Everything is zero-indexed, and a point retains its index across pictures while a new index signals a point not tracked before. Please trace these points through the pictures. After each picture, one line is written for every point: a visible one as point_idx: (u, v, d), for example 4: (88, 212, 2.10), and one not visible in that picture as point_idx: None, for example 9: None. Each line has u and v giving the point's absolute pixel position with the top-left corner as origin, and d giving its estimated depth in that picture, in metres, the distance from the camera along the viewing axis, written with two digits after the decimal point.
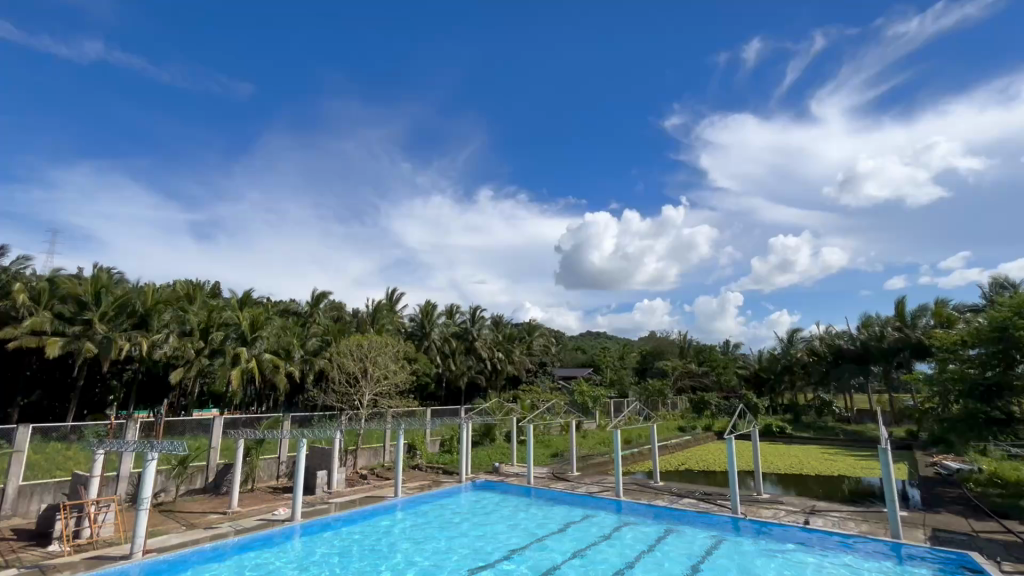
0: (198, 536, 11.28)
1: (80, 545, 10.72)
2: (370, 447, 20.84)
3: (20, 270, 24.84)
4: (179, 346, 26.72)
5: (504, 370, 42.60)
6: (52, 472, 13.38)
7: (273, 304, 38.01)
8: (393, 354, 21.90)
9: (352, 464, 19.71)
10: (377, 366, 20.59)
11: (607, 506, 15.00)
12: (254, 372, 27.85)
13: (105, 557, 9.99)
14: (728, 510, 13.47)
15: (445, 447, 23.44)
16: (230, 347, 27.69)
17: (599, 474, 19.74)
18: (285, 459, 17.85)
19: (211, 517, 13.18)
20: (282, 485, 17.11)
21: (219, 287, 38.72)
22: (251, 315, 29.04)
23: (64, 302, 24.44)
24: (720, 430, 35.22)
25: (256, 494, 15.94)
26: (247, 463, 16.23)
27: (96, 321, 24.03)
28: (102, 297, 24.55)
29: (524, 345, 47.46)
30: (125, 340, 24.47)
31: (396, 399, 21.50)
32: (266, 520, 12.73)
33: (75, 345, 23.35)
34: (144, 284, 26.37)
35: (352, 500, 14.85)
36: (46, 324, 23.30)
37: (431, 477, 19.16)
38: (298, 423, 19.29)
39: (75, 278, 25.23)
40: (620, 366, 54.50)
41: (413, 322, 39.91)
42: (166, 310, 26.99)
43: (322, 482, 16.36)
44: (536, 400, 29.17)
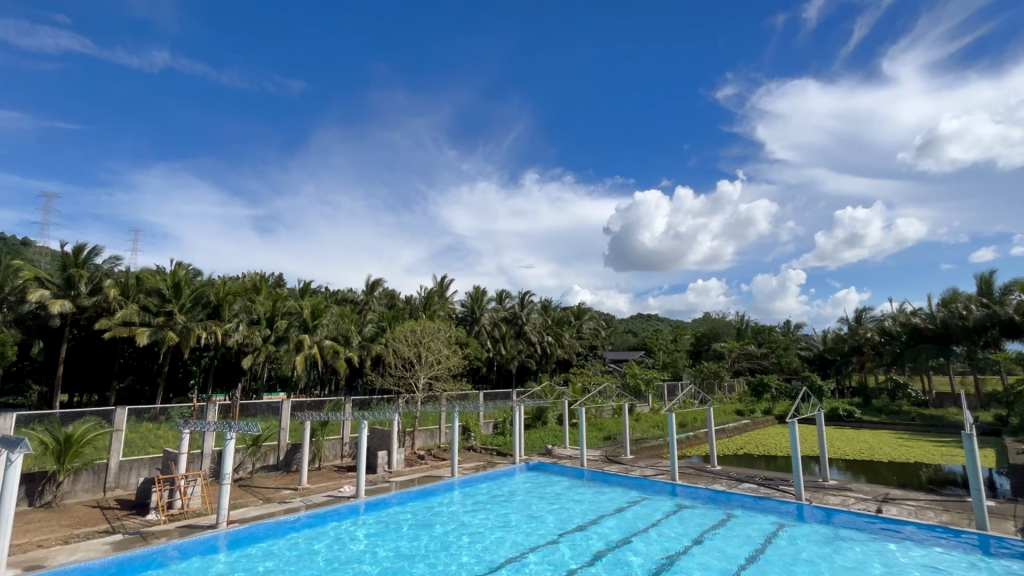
0: (274, 510, 12.18)
1: (173, 514, 11.86)
2: (426, 428, 21.60)
3: (112, 267, 27.05)
4: (248, 335, 28.54)
5: (555, 353, 42.69)
6: (147, 449, 14.77)
7: (331, 293, 39.73)
8: (445, 339, 22.44)
9: (410, 445, 20.51)
10: (430, 351, 21.22)
11: (662, 489, 14.84)
12: (316, 357, 29.38)
13: (195, 526, 10.99)
14: (791, 496, 12.96)
15: (498, 429, 23.87)
16: (294, 335, 29.32)
17: (653, 458, 19.55)
18: (348, 440, 18.80)
19: (284, 492, 14.18)
20: (346, 464, 18.09)
21: (282, 278, 40.95)
22: (312, 304, 30.66)
23: (149, 296, 26.49)
24: (782, 415, 33.87)
25: (323, 472, 16.92)
26: (314, 443, 17.28)
27: (176, 313, 26.06)
28: (180, 290, 26.59)
29: (574, 328, 47.16)
30: (201, 328, 26.46)
31: (450, 383, 22.10)
32: (333, 496, 13.53)
33: (160, 335, 25.38)
34: (216, 277, 28.33)
35: (412, 480, 15.52)
36: (134, 315, 25.35)
37: (485, 458, 19.60)
38: (359, 406, 20.23)
39: (157, 273, 27.31)
40: (674, 349, 53.27)
41: (464, 308, 40.62)
42: (236, 300, 28.89)
43: (382, 462, 17.11)
44: (588, 383, 29.10)
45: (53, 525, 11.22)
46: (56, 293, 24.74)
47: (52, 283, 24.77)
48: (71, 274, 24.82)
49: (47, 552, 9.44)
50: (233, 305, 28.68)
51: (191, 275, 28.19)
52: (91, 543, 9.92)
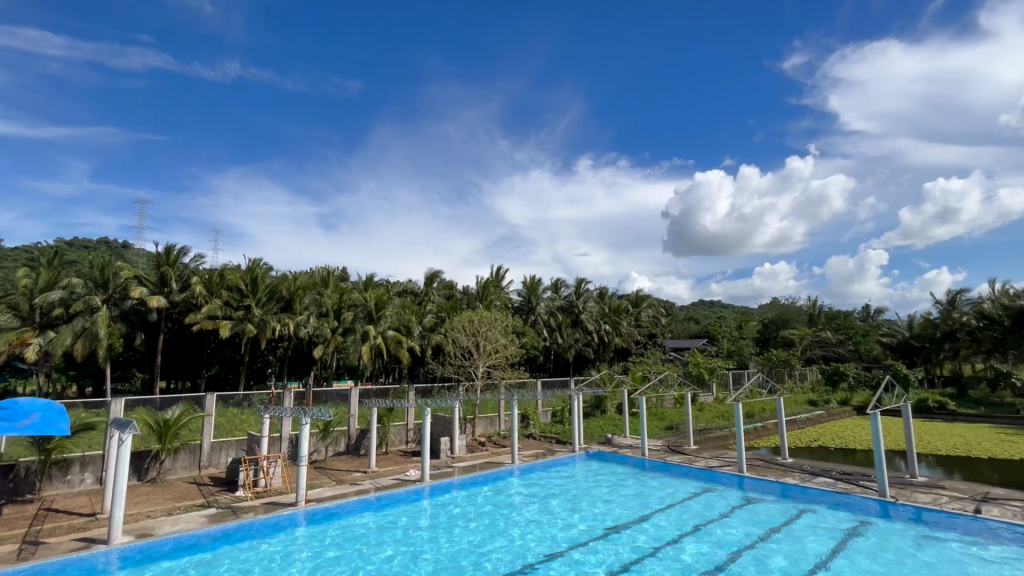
0: (346, 491, 12.94)
1: (258, 492, 12.89)
2: (486, 416, 22.02)
3: (198, 265, 29.44)
4: (317, 327, 30.28)
5: (612, 342, 42.12)
6: (234, 432, 16.03)
7: (392, 285, 41.20)
8: (502, 329, 22.68)
9: (471, 432, 21.03)
10: (488, 340, 21.58)
11: (729, 481, 14.35)
12: (381, 347, 30.66)
13: (277, 503, 11.88)
14: (874, 493, 12.09)
15: (556, 418, 23.95)
16: (360, 326, 30.71)
17: (719, 449, 18.87)
18: (413, 427, 19.52)
19: (355, 475, 15.01)
20: (411, 449, 18.82)
21: (346, 272, 42.95)
22: (375, 296, 32.02)
23: (230, 291, 28.64)
24: (861, 406, 31.61)
25: (390, 456, 17.69)
26: (381, 429, 18.12)
27: (253, 307, 28.17)
28: (256, 284, 28.64)
29: (632, 316, 46.10)
30: (276, 321, 28.43)
31: (509, 371, 22.34)
32: (400, 480, 14.17)
33: (240, 327, 27.54)
34: (287, 273, 30.26)
35: (473, 466, 15.93)
36: (217, 309, 27.52)
37: (545, 446, 19.73)
38: (422, 394, 20.93)
39: (237, 270, 29.39)
40: (739, 337, 51.03)
41: (520, 298, 40.82)
42: (306, 294, 30.60)
43: (445, 448, 17.66)
44: (648, 372, 28.51)
45: (157, 498, 12.52)
46: (153, 289, 27.29)
47: (149, 281, 27.31)
48: (164, 272, 27.25)
49: (154, 522, 10.57)
50: (303, 298, 30.39)
51: (266, 271, 30.24)
52: (191, 515, 11.00)
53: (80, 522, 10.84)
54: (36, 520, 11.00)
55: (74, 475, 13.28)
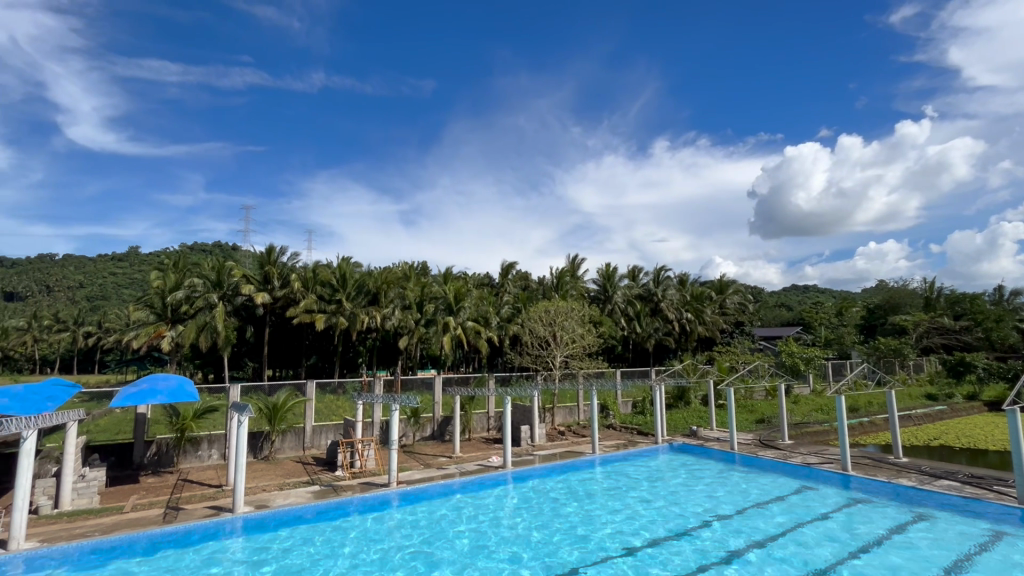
0: (434, 475, 13.60)
1: (355, 472, 13.91)
2: (565, 405, 22.03)
3: (295, 263, 32.06)
4: (402, 319, 31.84)
5: (695, 331, 40.29)
6: (331, 416, 17.34)
7: (470, 278, 42.29)
8: (579, 318, 22.52)
9: (551, 421, 21.18)
10: (565, 330, 21.52)
11: (830, 480, 13.26)
12: (461, 337, 31.66)
13: (372, 483, 12.78)
14: (1012, 500, 10.60)
15: (637, 408, 23.44)
16: (441, 317, 31.87)
17: (818, 445, 17.49)
18: (494, 414, 20.01)
19: (441, 459, 15.70)
20: (493, 437, 19.33)
21: (426, 266, 44.72)
22: (455, 288, 33.05)
23: (323, 285, 30.93)
24: (992, 401, 27.78)
25: (473, 443, 18.29)
26: (464, 416, 18.79)
27: (344, 301, 30.30)
28: (346, 280, 30.85)
29: (717, 304, 43.67)
30: (365, 314, 30.38)
31: (587, 361, 22.19)
32: (484, 465, 14.63)
33: (333, 320, 29.77)
34: (374, 269, 32.16)
35: (554, 454, 16.06)
36: (314, 304, 29.90)
37: (626, 437, 19.39)
38: (501, 383, 21.37)
39: (328, 267, 31.68)
40: (839, 325, 46.74)
41: (596, 287, 40.20)
42: (391, 288, 32.26)
43: (526, 436, 17.94)
44: (735, 362, 26.98)
45: (271, 474, 13.94)
46: (258, 286, 30.20)
47: (255, 279, 30.25)
48: (267, 270, 30.14)
49: (269, 496, 11.80)
50: (388, 292, 32.04)
51: (354, 267, 32.32)
52: (299, 491, 12.15)
53: (209, 492, 12.34)
54: (175, 489, 12.68)
55: (203, 451, 15.09)
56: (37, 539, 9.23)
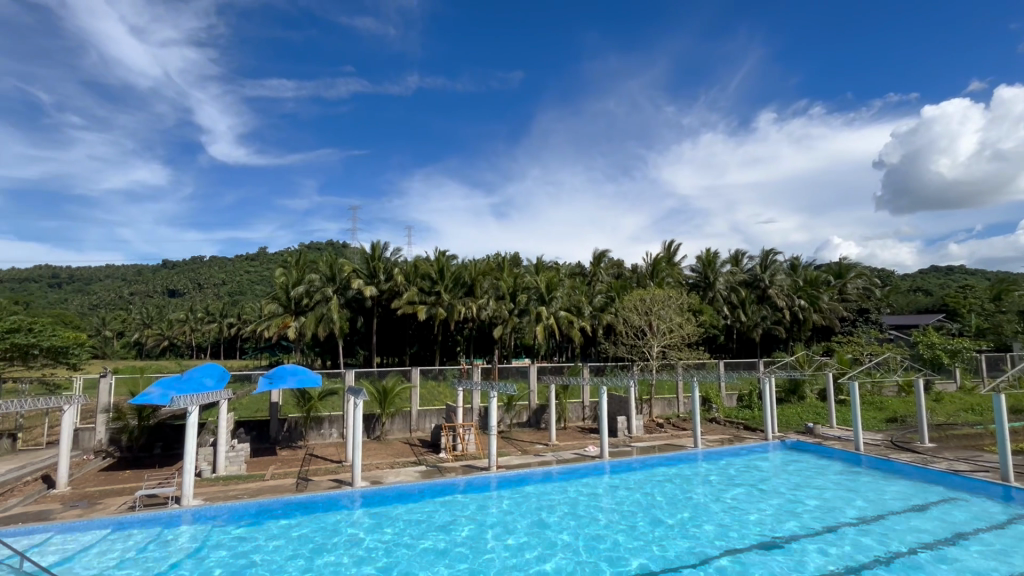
0: (532, 461, 13.91)
1: (457, 455, 14.66)
2: (663, 397, 21.30)
3: (398, 257, 34.25)
4: (497, 309, 32.57)
5: (810, 319, 36.71)
6: (434, 401, 18.39)
7: (562, 267, 42.22)
8: (677, 307, 21.59)
9: (648, 413, 20.59)
10: (662, 319, 20.77)
11: (986, 491, 11.46)
12: (553, 327, 31.77)
13: (473, 467, 13.40)
14: None
15: (743, 402, 22.00)
16: (534, 307, 32.20)
17: (968, 449, 15.18)
18: (589, 404, 19.92)
19: (538, 446, 15.99)
20: (588, 426, 19.27)
21: (518, 257, 45.47)
22: (546, 278, 33.20)
23: (423, 279, 32.79)
24: None
25: (569, 432, 18.39)
26: (559, 405, 18.94)
27: (443, 293, 31.83)
28: (443, 272, 32.36)
29: (836, 289, 39.32)
30: (462, 305, 31.67)
31: (686, 351, 21.25)
32: (580, 454, 14.68)
33: (433, 311, 31.38)
34: (468, 261, 33.37)
35: (653, 447, 15.65)
36: (415, 296, 31.73)
37: (731, 432, 18.31)
38: (596, 372, 21.19)
39: (427, 261, 33.46)
40: (996, 312, 39.80)
41: (695, 274, 38.10)
42: (484, 279, 33.20)
43: (622, 427, 17.64)
44: (860, 353, 24.16)
45: (383, 453, 15.15)
46: (366, 280, 32.75)
47: (364, 273, 32.82)
48: (374, 266, 32.64)
49: (382, 472, 12.88)
50: (483, 283, 33.10)
51: (450, 260, 33.78)
52: (408, 470, 13.10)
53: (332, 466, 13.73)
54: (304, 462, 14.29)
55: (325, 429, 16.79)
56: (202, 497, 10.99)
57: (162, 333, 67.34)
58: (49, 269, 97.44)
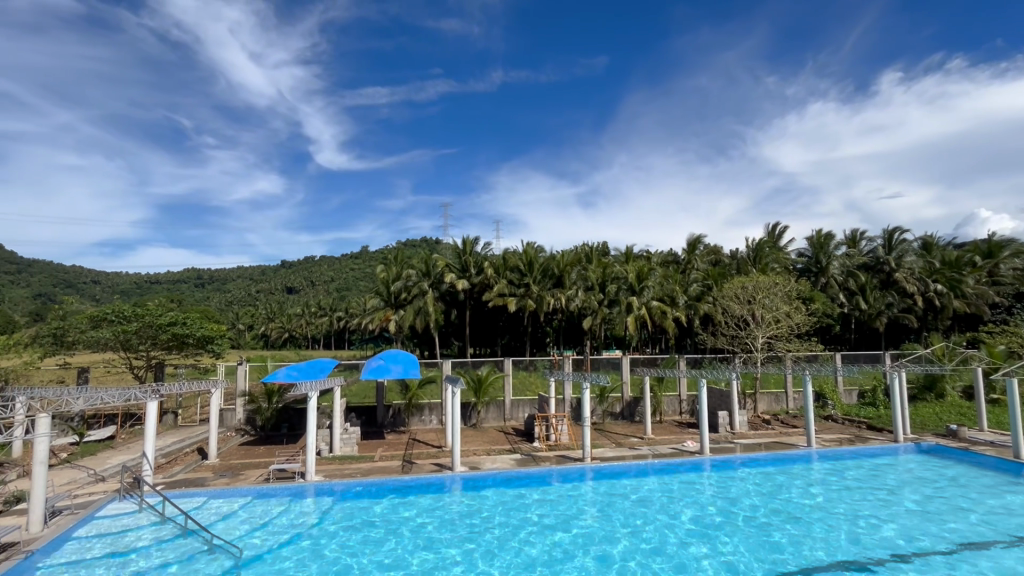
0: (626, 454, 13.68)
1: (551, 445, 14.81)
2: (770, 392, 19.78)
3: (487, 251, 35.13)
4: (585, 300, 32.23)
5: (950, 306, 31.91)
6: (526, 392, 18.70)
7: (653, 256, 40.70)
8: (784, 294, 19.90)
9: (752, 408, 19.25)
10: (766, 308, 19.27)
11: None
12: (645, 317, 30.77)
13: (567, 457, 13.49)
14: None
15: (865, 399, 19.77)
16: (624, 297, 31.41)
17: None
18: (686, 398, 19.07)
19: (632, 439, 15.64)
20: (686, 420, 18.46)
21: (607, 247, 44.58)
22: (637, 268, 32.22)
23: (512, 272, 33.36)
24: None
25: (664, 425, 17.77)
26: (653, 398, 18.36)
27: (532, 285, 32.13)
28: (532, 264, 32.70)
29: (985, 271, 33.72)
30: (550, 296, 31.75)
31: (795, 343, 19.56)
32: (678, 449, 14.16)
33: (522, 302, 31.79)
34: (557, 252, 33.36)
35: (759, 444, 14.64)
36: (504, 289, 32.38)
37: (852, 431, 16.54)
38: (693, 365, 20.24)
39: (516, 254, 33.98)
40: None
41: (804, 258, 34.79)
42: (573, 270, 33.03)
43: (724, 422, 16.69)
44: (1017, 346, 20.59)
45: (480, 441, 15.73)
46: (459, 274, 34.06)
47: (456, 267, 34.14)
48: (466, 260, 33.88)
49: (479, 459, 13.41)
50: (571, 274, 32.99)
51: (538, 252, 34.02)
52: (503, 457, 13.49)
53: (433, 451, 14.54)
54: (408, 446, 15.28)
55: (426, 416, 17.80)
56: (323, 474, 12.22)
57: (284, 326, 75.39)
58: (195, 271, 112.96)
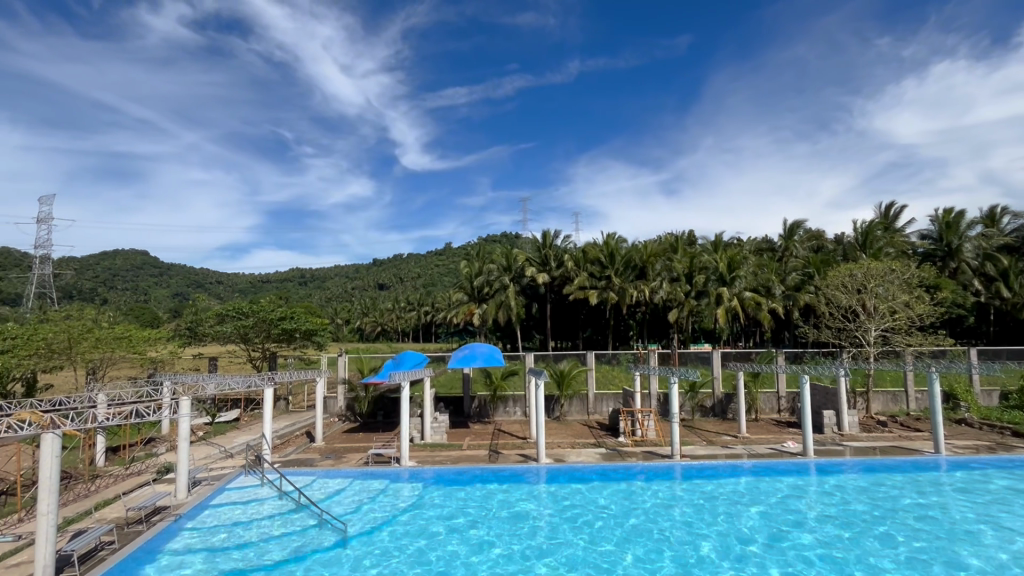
0: (719, 453, 13.03)
1: (638, 440, 14.49)
2: (886, 391, 17.81)
3: (567, 244, 34.91)
4: (671, 291, 31.00)
5: None
6: (610, 385, 18.41)
7: (746, 244, 38.11)
8: (903, 282, 17.80)
9: (865, 408, 17.45)
10: (880, 298, 17.36)
11: None
12: (737, 309, 28.93)
13: (654, 453, 13.16)
14: None
15: (1010, 401, 17.15)
16: (713, 288, 29.72)
17: None
18: (785, 395, 17.72)
19: (725, 438, 14.85)
20: (786, 420, 17.16)
21: (694, 236, 42.48)
22: (727, 257, 30.40)
23: (593, 264, 32.92)
24: None
25: (761, 424, 16.67)
26: (748, 394, 17.30)
27: (613, 277, 31.46)
28: (614, 256, 32.02)
29: None
30: (633, 288, 30.87)
31: (917, 336, 17.44)
32: (777, 450, 13.25)
33: (604, 295, 31.20)
34: (639, 243, 32.39)
35: (874, 448, 13.28)
36: (585, 281, 32.02)
37: (991, 438, 14.45)
38: (793, 360, 18.75)
39: (597, 246, 33.46)
40: None
41: (928, 241, 30.76)
42: (657, 261, 31.89)
43: (830, 423, 15.27)
44: None
45: (564, 433, 15.77)
46: (539, 267, 34.22)
47: (536, 260, 34.31)
48: (546, 253, 33.95)
49: (564, 451, 13.48)
50: (655, 265, 31.87)
51: (620, 243, 33.27)
52: (588, 451, 13.45)
53: (518, 442, 14.82)
54: (494, 436, 15.70)
55: (510, 407, 18.15)
56: (416, 460, 12.95)
57: (377, 320, 80.22)
58: (299, 270, 123.48)
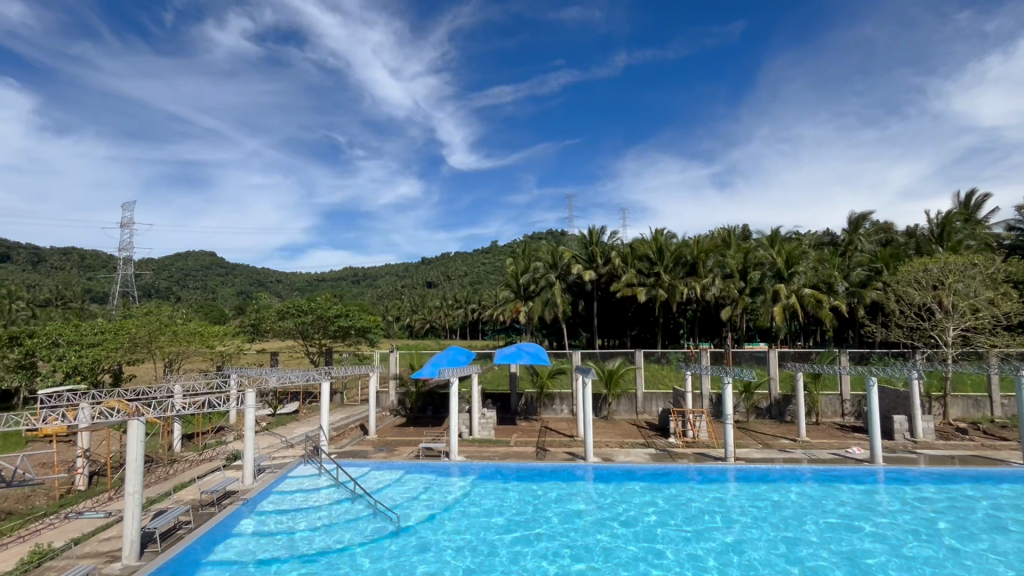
0: (776, 457, 12.47)
1: (689, 441, 14.10)
2: (966, 396, 16.43)
3: (614, 240, 34.41)
4: (724, 288, 29.88)
5: None
6: (659, 385, 18.01)
7: (806, 238, 36.17)
8: (986, 278, 16.36)
9: (941, 414, 16.18)
10: (959, 295, 16.03)
11: None
12: (796, 307, 27.50)
13: (706, 455, 12.77)
14: None
15: None
16: (769, 285, 28.41)
17: None
18: (849, 398, 16.70)
19: (783, 441, 14.18)
20: (850, 424, 16.18)
21: (748, 230, 40.77)
22: (785, 252, 29.00)
23: (642, 261, 32.32)
24: None
25: (823, 428, 15.81)
26: (808, 396, 16.46)
27: (662, 274, 30.71)
28: (663, 252, 31.29)
29: None
30: (683, 285, 30.00)
31: (1004, 337, 15.99)
32: (841, 455, 12.52)
33: (653, 292, 30.50)
34: (690, 238, 31.47)
35: (951, 457, 12.29)
36: (633, 278, 31.45)
37: None
38: (859, 360, 17.65)
39: (645, 242, 32.79)
40: None
41: (1016, 232, 28.05)
42: (709, 257, 30.88)
43: (901, 428, 14.25)
44: None
45: (611, 433, 15.58)
46: (585, 264, 33.92)
47: (582, 257, 34.01)
48: (592, 250, 33.61)
49: (612, 451, 13.33)
50: (707, 261, 30.87)
51: (669, 239, 32.47)
52: (637, 451, 13.23)
53: (565, 440, 14.78)
54: (540, 433, 15.73)
55: (557, 405, 18.13)
56: (464, 455, 13.19)
57: (426, 318, 82.04)
58: (352, 270, 128.33)
